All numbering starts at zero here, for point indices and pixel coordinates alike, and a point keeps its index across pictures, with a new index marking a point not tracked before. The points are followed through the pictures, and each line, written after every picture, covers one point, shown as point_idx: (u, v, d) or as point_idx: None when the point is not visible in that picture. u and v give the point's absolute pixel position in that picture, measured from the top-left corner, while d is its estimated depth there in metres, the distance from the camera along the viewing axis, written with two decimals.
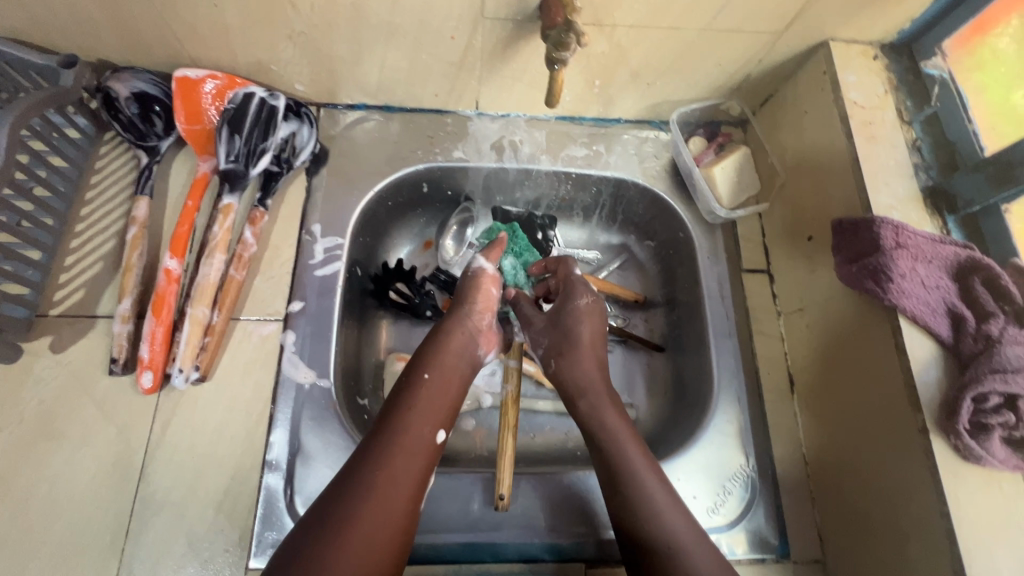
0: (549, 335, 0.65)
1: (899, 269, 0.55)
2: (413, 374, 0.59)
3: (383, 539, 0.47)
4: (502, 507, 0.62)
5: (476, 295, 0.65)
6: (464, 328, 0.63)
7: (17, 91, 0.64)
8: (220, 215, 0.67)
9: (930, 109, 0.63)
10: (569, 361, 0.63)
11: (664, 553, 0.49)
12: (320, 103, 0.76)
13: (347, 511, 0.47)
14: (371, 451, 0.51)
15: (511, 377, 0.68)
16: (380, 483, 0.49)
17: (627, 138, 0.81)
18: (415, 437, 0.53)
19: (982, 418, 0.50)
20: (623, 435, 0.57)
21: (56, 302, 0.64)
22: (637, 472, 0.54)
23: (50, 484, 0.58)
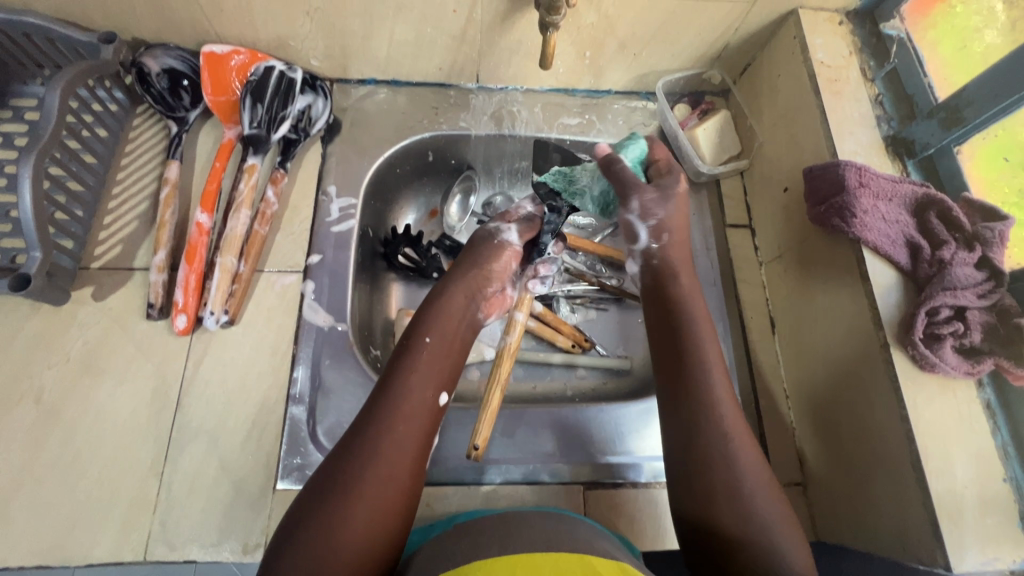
0: (667, 231, 0.68)
1: (862, 206, 0.61)
2: (414, 336, 0.61)
3: (390, 498, 0.50)
4: (474, 458, 0.65)
5: (493, 260, 0.70)
6: (472, 289, 0.67)
7: (57, 69, 0.73)
8: (244, 174, 0.73)
9: (889, 65, 0.70)
10: (673, 259, 0.67)
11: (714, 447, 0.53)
12: (333, 79, 0.83)
13: (352, 475, 0.50)
14: (375, 414, 0.54)
15: (514, 329, 0.72)
16: (384, 448, 0.52)
17: (616, 108, 0.87)
18: (417, 402, 0.56)
19: (935, 329, 0.55)
20: (716, 376, 0.57)
21: (97, 257, 0.70)
22: (706, 364, 0.58)
23: (96, 414, 0.64)
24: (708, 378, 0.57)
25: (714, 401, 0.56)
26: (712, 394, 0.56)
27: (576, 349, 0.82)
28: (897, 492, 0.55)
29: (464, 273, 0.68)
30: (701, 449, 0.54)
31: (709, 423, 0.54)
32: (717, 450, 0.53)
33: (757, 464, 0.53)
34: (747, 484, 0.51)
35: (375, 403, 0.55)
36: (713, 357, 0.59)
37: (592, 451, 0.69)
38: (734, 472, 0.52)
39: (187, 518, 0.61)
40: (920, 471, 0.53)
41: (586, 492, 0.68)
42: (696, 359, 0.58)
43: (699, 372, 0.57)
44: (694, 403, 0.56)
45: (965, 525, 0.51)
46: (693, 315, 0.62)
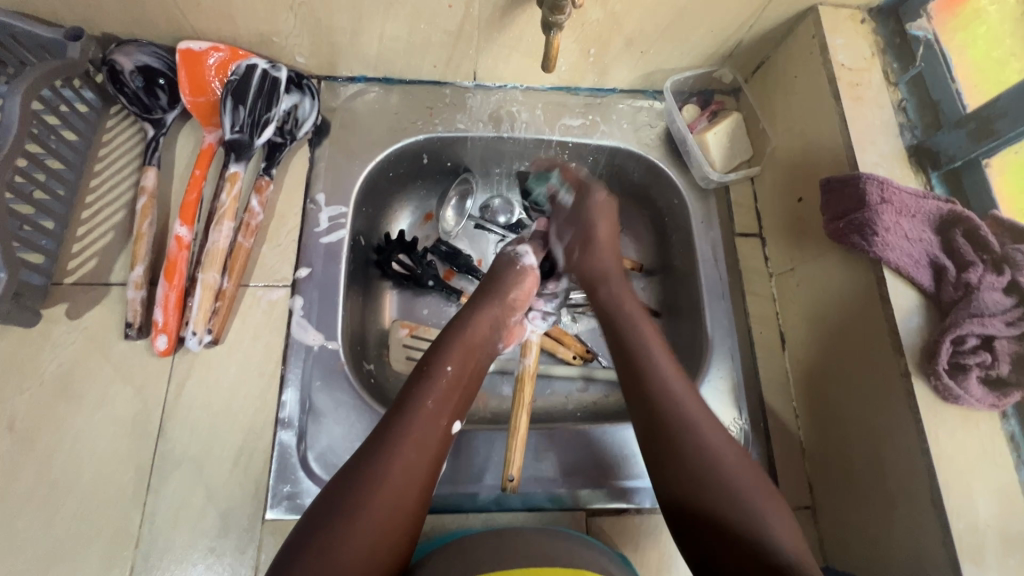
0: (576, 226, 0.72)
1: (884, 224, 0.57)
2: (436, 363, 0.57)
3: (392, 528, 0.47)
4: (511, 489, 0.63)
5: (515, 289, 0.67)
6: (493, 316, 0.64)
7: (22, 66, 0.66)
8: (227, 183, 0.69)
9: (914, 70, 0.65)
10: (591, 251, 0.71)
11: (676, 428, 0.53)
12: (321, 77, 0.78)
13: (357, 500, 0.46)
14: (386, 437, 0.50)
15: (531, 350, 0.69)
16: (395, 474, 0.48)
17: (622, 107, 0.83)
18: (431, 429, 0.52)
19: (960, 359, 0.52)
20: (657, 353, 0.59)
21: (70, 272, 0.66)
22: (648, 351, 0.59)
23: (72, 442, 0.60)
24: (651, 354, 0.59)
25: (666, 385, 0.56)
26: (661, 371, 0.57)
27: (577, 360, 0.79)
28: (915, 527, 0.53)
29: (488, 299, 0.65)
30: (662, 421, 0.54)
31: (664, 394, 0.55)
32: (677, 422, 0.53)
33: (724, 437, 0.53)
34: (722, 467, 0.51)
35: (388, 425, 0.52)
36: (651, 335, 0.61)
37: (597, 475, 0.66)
38: (701, 449, 0.52)
39: (171, 551, 0.58)
40: (941, 507, 0.50)
41: (588, 518, 0.65)
42: (635, 338, 0.61)
43: (638, 349, 0.59)
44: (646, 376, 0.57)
45: (989, 567, 0.49)
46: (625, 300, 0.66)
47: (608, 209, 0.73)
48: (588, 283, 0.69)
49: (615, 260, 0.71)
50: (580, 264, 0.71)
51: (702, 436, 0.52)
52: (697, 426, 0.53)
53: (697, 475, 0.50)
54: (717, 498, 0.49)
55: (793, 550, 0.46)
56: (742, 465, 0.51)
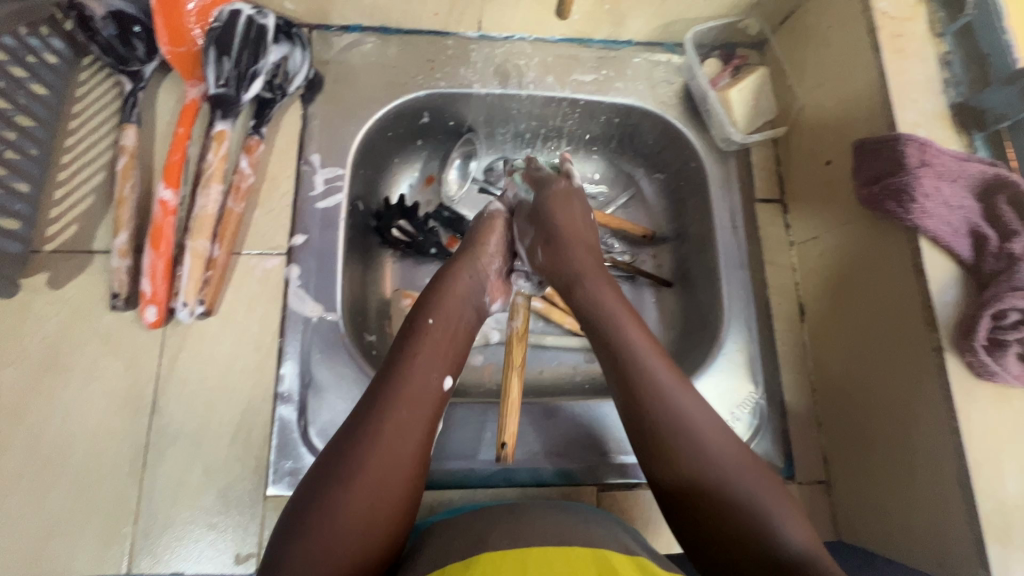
0: (535, 227, 0.62)
1: (923, 189, 0.53)
2: (418, 319, 0.54)
3: (394, 485, 0.44)
4: (506, 456, 0.59)
5: (488, 237, 0.62)
6: (473, 268, 0.60)
7: None
8: (214, 142, 0.64)
9: (964, 18, 0.59)
10: (561, 262, 0.60)
11: (649, 398, 0.49)
12: (312, 25, 0.72)
13: (353, 460, 0.44)
14: (378, 397, 0.47)
15: (519, 312, 0.62)
16: (388, 432, 0.45)
17: (638, 61, 0.76)
18: (421, 385, 0.49)
19: (999, 335, 0.49)
20: (660, 368, 0.50)
21: (50, 239, 0.61)
22: (621, 327, 0.54)
23: (63, 417, 0.58)
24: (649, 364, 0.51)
25: (649, 370, 0.51)
26: (662, 387, 0.49)
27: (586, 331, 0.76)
28: (941, 505, 0.51)
29: (466, 255, 0.60)
30: (655, 440, 0.48)
31: (669, 422, 0.48)
32: (684, 442, 0.47)
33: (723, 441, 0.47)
34: (706, 448, 0.47)
35: (378, 386, 0.48)
36: (640, 339, 0.53)
37: (609, 449, 0.65)
38: (686, 430, 0.47)
39: (171, 528, 0.56)
40: (968, 487, 0.49)
41: (599, 493, 0.64)
42: (616, 336, 0.53)
43: (624, 342, 0.52)
44: (638, 390, 0.50)
45: (1015, 547, 0.47)
46: (610, 303, 0.56)
47: (570, 195, 0.64)
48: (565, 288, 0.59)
49: (589, 256, 0.60)
50: (548, 267, 0.60)
51: (681, 409, 0.48)
52: (670, 391, 0.49)
53: (711, 497, 0.45)
54: (738, 520, 0.43)
55: (821, 552, 0.42)
56: (762, 482, 0.45)
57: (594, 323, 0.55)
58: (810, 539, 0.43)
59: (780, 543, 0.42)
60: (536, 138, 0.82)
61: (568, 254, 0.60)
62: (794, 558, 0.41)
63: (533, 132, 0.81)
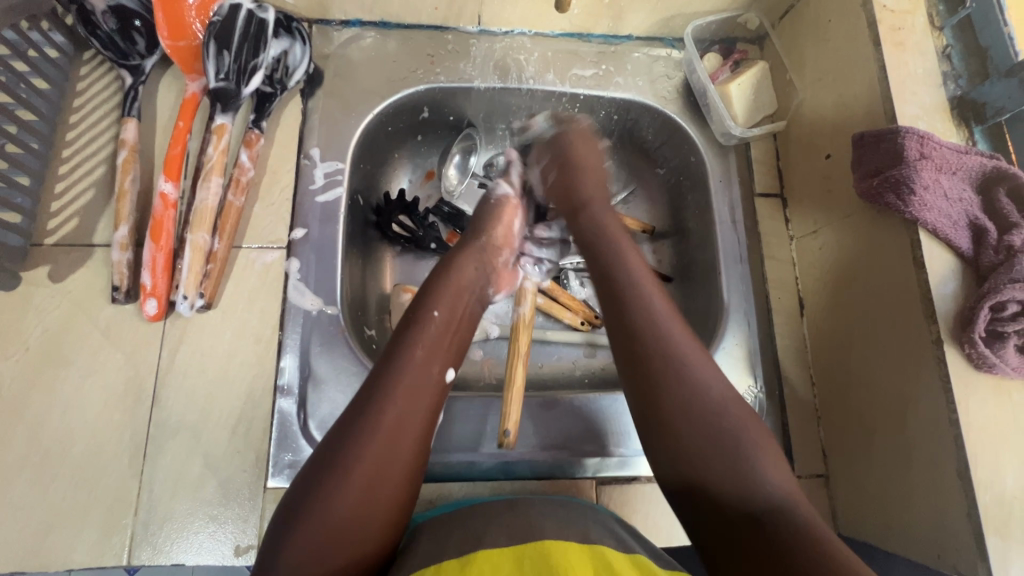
0: (553, 152, 0.69)
1: (922, 181, 0.53)
2: (421, 309, 0.54)
3: (390, 480, 0.44)
4: (507, 445, 0.61)
5: (497, 226, 0.64)
6: (480, 260, 0.61)
7: None
8: (213, 136, 0.64)
9: (963, 11, 0.59)
10: (569, 189, 0.66)
11: (638, 319, 0.52)
12: (312, 20, 0.72)
13: (351, 452, 0.43)
14: (376, 390, 0.47)
15: (525, 297, 0.67)
16: (386, 425, 0.45)
17: (638, 56, 0.77)
18: (421, 378, 0.49)
19: (999, 326, 0.49)
20: (653, 295, 0.54)
21: (50, 232, 0.61)
22: (622, 250, 0.58)
23: (63, 410, 0.58)
24: (654, 314, 0.52)
25: (639, 284, 0.55)
26: (650, 311, 0.52)
27: (585, 326, 0.76)
28: (940, 498, 0.51)
29: (476, 244, 0.62)
30: (650, 379, 0.49)
31: (656, 340, 0.50)
32: (670, 365, 0.49)
33: (714, 373, 0.50)
34: (691, 369, 0.49)
35: (377, 376, 0.48)
36: (652, 292, 0.54)
37: (608, 443, 0.65)
38: (675, 355, 0.50)
39: (171, 520, 0.56)
40: (967, 480, 0.49)
41: (599, 487, 0.64)
42: (613, 255, 0.58)
43: (622, 264, 0.57)
44: (640, 335, 0.51)
45: (1013, 539, 0.47)
46: (610, 229, 0.61)
47: (589, 137, 0.70)
48: (569, 209, 0.64)
49: (598, 187, 0.66)
50: (559, 192, 0.66)
51: (670, 336, 0.51)
52: (659, 316, 0.52)
53: (693, 428, 0.47)
54: (722, 465, 0.45)
55: (798, 503, 0.44)
56: (748, 431, 0.47)
57: (591, 242, 0.61)
58: (787, 488, 0.44)
59: (758, 487, 0.44)
60: None
61: (593, 214, 0.63)
62: (769, 501, 0.43)
63: None
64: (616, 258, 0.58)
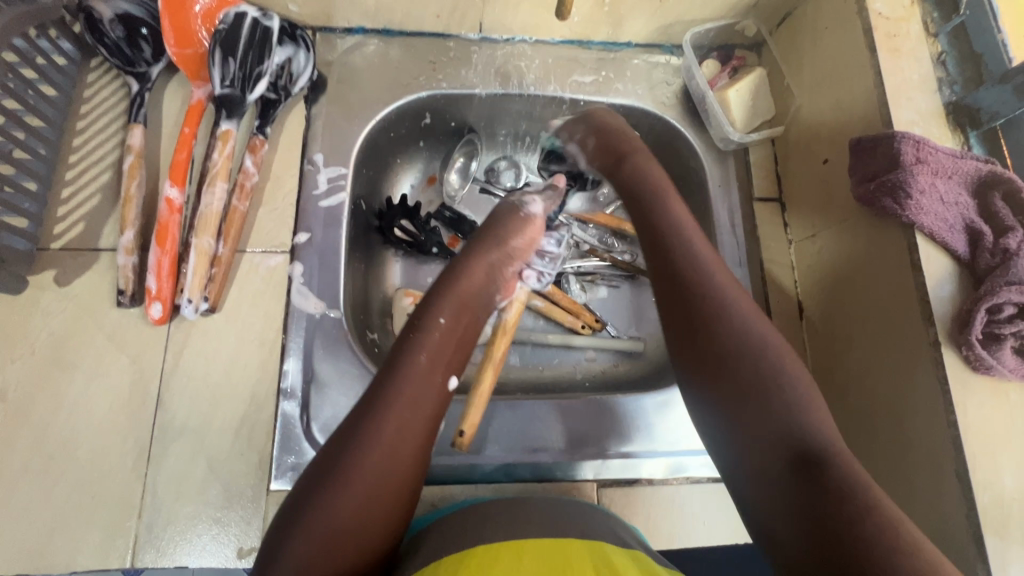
0: (585, 125, 0.69)
1: (918, 186, 0.54)
2: (426, 316, 0.54)
3: (391, 490, 0.44)
4: (461, 446, 0.60)
5: (517, 235, 0.63)
6: (489, 266, 0.60)
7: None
8: (218, 142, 0.64)
9: (958, 19, 0.60)
10: (606, 138, 0.66)
11: (683, 275, 0.53)
12: (315, 28, 0.73)
13: (354, 460, 0.44)
14: (380, 397, 0.47)
15: (513, 306, 0.65)
16: (390, 435, 0.45)
17: (637, 63, 0.78)
18: (425, 388, 0.49)
19: (994, 329, 0.50)
20: (693, 239, 0.55)
21: (56, 237, 0.62)
22: (664, 196, 0.59)
23: (68, 412, 0.58)
24: (705, 268, 0.53)
25: (681, 232, 0.55)
26: (693, 253, 0.54)
27: (586, 330, 0.76)
28: (939, 500, 0.52)
29: (487, 249, 0.61)
30: (697, 321, 0.50)
31: (698, 276, 0.52)
32: (712, 304, 0.50)
33: (760, 320, 0.50)
34: (730, 306, 0.50)
35: (382, 384, 0.48)
36: (700, 251, 0.54)
37: (606, 445, 0.65)
38: (716, 297, 0.51)
39: (175, 522, 0.57)
40: (966, 481, 0.49)
41: (599, 489, 0.64)
42: (657, 212, 0.57)
43: (664, 213, 0.57)
44: (683, 282, 0.52)
45: (1011, 539, 0.48)
46: (652, 179, 0.61)
47: (611, 111, 0.70)
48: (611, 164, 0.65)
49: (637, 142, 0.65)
50: (595, 154, 0.67)
51: (714, 285, 0.51)
52: (707, 264, 0.53)
53: (734, 368, 0.48)
54: (765, 415, 0.45)
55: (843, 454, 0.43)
56: (796, 370, 0.47)
57: (632, 194, 0.61)
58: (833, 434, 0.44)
59: (800, 429, 0.44)
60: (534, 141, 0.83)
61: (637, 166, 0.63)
62: (809, 440, 0.43)
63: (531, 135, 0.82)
64: (665, 215, 0.57)
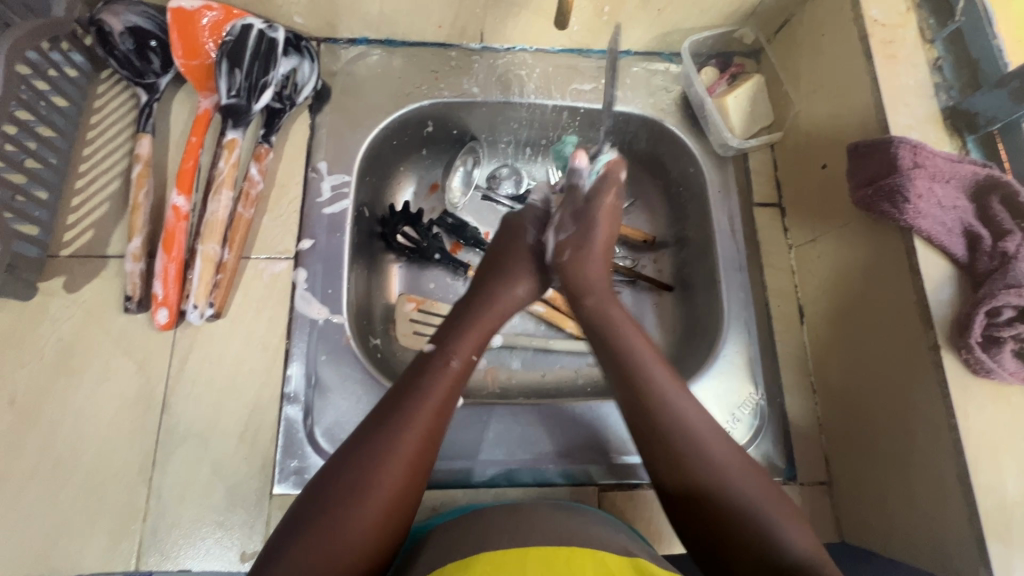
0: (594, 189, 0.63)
1: (916, 190, 0.54)
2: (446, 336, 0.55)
3: (399, 508, 0.45)
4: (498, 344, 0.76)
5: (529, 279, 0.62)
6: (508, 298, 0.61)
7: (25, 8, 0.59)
8: (225, 150, 0.66)
9: (953, 25, 0.61)
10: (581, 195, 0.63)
11: (640, 395, 0.52)
12: (320, 39, 0.75)
13: (367, 476, 0.44)
14: (397, 412, 0.48)
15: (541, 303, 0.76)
16: (404, 454, 0.46)
17: (637, 70, 0.79)
18: (441, 411, 0.50)
19: (994, 331, 0.50)
20: (650, 362, 0.54)
21: (66, 244, 0.63)
22: (604, 306, 0.58)
23: (76, 417, 0.59)
24: (653, 378, 0.53)
25: (638, 358, 0.54)
26: (649, 376, 0.53)
27: (588, 336, 0.78)
28: (942, 504, 0.51)
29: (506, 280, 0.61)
30: (645, 437, 0.51)
31: (649, 399, 0.51)
32: (670, 428, 0.50)
33: (721, 444, 0.49)
34: (691, 427, 0.50)
35: (399, 399, 0.49)
36: (642, 345, 0.55)
37: (609, 451, 0.65)
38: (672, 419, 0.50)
39: (179, 526, 0.57)
40: (968, 485, 0.49)
41: (601, 493, 0.64)
42: (609, 328, 0.56)
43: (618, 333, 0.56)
44: (640, 397, 0.52)
45: (1015, 545, 0.47)
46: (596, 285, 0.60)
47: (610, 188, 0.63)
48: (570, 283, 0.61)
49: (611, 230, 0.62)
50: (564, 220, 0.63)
51: (670, 405, 0.51)
52: (661, 385, 0.52)
53: (701, 491, 0.47)
54: (724, 520, 0.46)
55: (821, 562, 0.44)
56: (766, 498, 0.47)
57: (594, 312, 0.58)
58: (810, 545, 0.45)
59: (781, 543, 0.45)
60: (533, 150, 0.84)
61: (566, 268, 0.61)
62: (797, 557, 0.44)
63: (527, 144, 0.83)
64: (617, 335, 0.56)
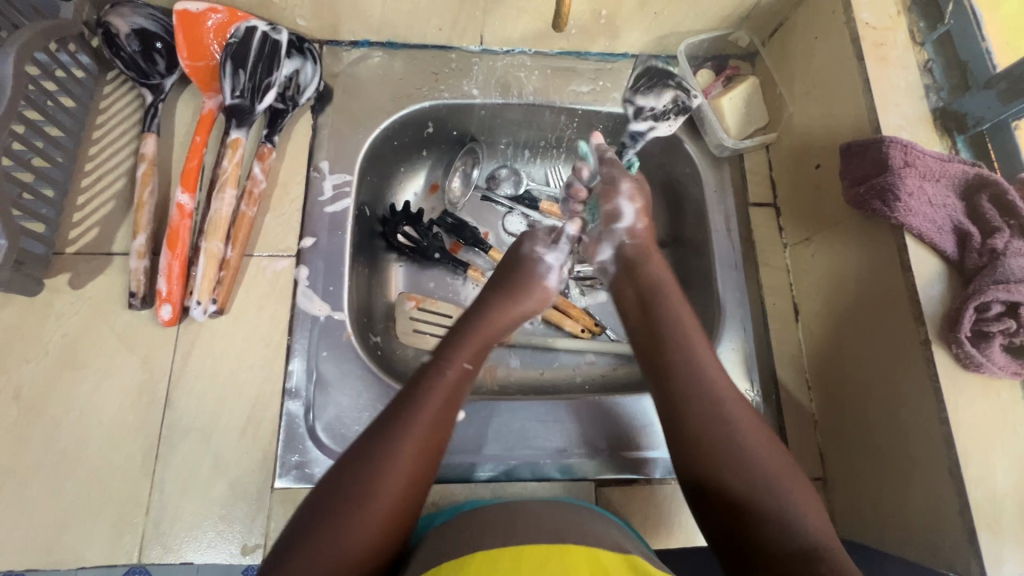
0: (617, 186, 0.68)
1: (907, 188, 0.55)
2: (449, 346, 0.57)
3: (401, 509, 0.46)
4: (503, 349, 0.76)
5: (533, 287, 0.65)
6: (509, 310, 0.63)
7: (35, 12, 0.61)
8: (228, 150, 0.67)
9: (943, 28, 0.62)
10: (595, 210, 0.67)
11: (680, 369, 0.55)
12: (322, 41, 0.76)
13: (370, 478, 0.45)
14: (401, 417, 0.49)
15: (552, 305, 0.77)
16: (406, 458, 0.47)
17: (634, 73, 0.80)
18: (442, 416, 0.51)
19: (984, 327, 0.51)
20: (696, 339, 0.57)
21: (71, 241, 0.64)
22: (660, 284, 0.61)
23: (80, 411, 0.60)
24: (696, 354, 0.56)
25: (684, 331, 0.58)
26: (690, 350, 0.56)
27: (586, 334, 0.78)
28: (934, 497, 0.52)
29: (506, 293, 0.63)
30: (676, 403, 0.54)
31: (687, 374, 0.55)
32: (705, 400, 0.53)
33: (752, 418, 0.53)
34: (723, 401, 0.53)
35: (402, 405, 0.51)
36: (686, 329, 0.58)
37: (607, 446, 0.66)
38: (709, 390, 0.53)
39: (181, 519, 0.58)
40: (958, 477, 0.50)
41: (597, 488, 0.65)
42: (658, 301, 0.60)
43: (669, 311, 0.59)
44: (678, 371, 0.55)
45: (1005, 536, 0.48)
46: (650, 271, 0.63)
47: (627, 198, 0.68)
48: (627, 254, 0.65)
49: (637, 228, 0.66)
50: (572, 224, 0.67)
51: (709, 379, 0.54)
52: (704, 361, 0.56)
53: (720, 463, 0.50)
54: (741, 498, 0.48)
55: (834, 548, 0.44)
56: (788, 482, 0.49)
57: (645, 288, 0.62)
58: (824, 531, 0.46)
59: (799, 527, 0.46)
60: (532, 151, 0.85)
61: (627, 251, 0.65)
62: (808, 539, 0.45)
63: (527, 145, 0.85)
64: (666, 312, 0.59)
